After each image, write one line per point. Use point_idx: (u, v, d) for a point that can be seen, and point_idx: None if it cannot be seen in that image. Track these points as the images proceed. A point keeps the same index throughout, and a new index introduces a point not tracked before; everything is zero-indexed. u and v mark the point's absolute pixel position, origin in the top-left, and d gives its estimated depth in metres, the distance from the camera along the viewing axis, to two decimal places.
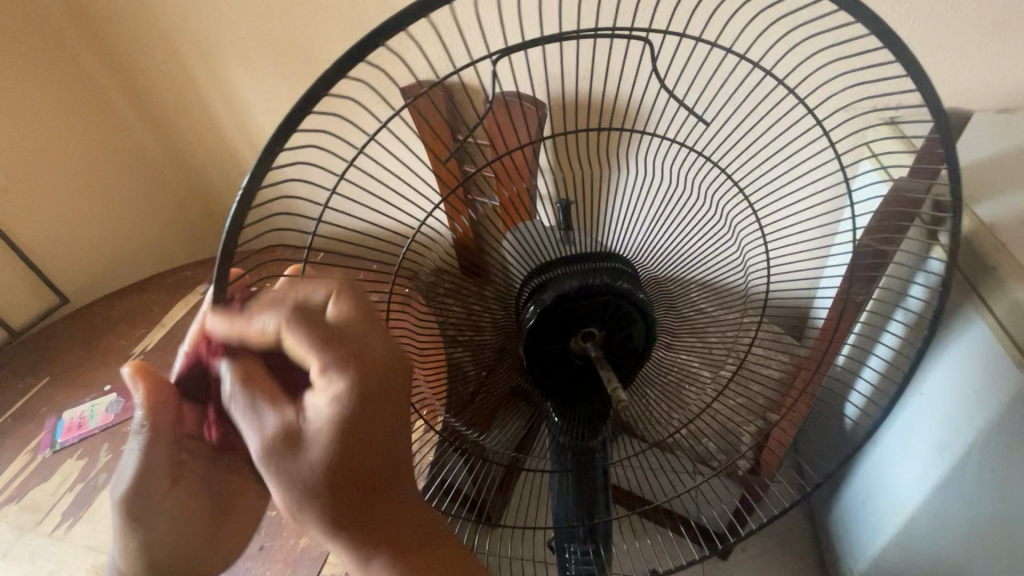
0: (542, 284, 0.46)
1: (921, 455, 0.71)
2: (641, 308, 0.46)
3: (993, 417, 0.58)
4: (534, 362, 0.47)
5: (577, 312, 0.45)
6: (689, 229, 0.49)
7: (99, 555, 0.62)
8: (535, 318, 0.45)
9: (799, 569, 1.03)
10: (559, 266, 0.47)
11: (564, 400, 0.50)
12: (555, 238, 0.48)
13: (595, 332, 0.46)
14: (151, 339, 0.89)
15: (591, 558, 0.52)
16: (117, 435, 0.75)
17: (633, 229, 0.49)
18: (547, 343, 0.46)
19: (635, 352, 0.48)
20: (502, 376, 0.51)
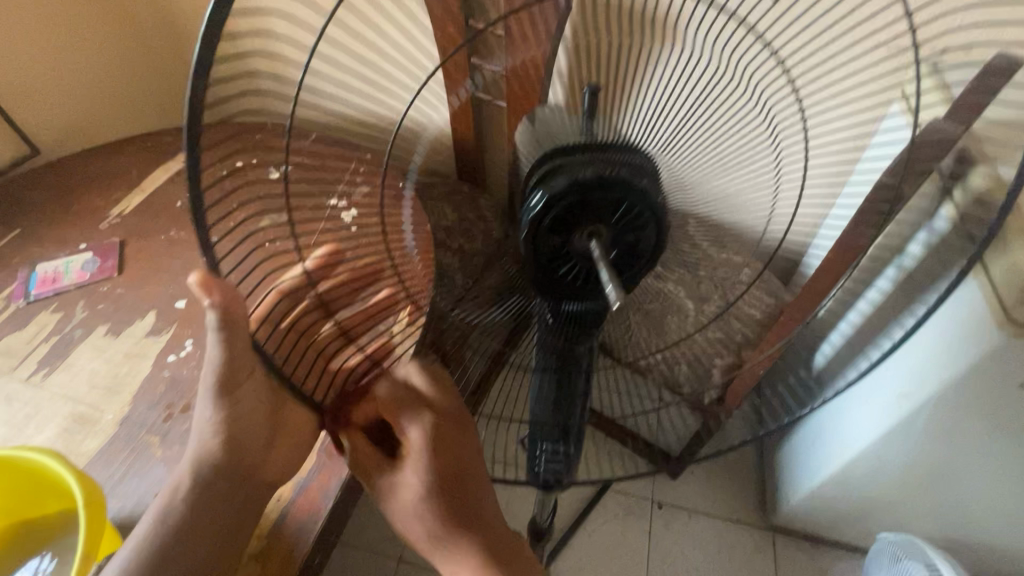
0: (551, 171, 0.38)
1: (878, 403, 0.74)
2: (655, 212, 0.39)
3: (960, 370, 0.61)
4: (532, 257, 0.41)
5: (586, 206, 0.37)
6: (724, 140, 0.42)
7: (76, 405, 0.63)
8: (539, 207, 0.37)
9: (738, 490, 1.12)
10: (574, 151, 0.38)
11: (557, 299, 0.44)
12: (573, 129, 0.39)
13: (601, 230, 0.38)
14: (130, 202, 0.85)
15: (561, 456, 0.51)
16: (93, 293, 0.73)
17: (657, 131, 0.40)
18: (548, 236, 0.39)
19: (641, 259, 0.41)
20: (490, 275, 0.45)
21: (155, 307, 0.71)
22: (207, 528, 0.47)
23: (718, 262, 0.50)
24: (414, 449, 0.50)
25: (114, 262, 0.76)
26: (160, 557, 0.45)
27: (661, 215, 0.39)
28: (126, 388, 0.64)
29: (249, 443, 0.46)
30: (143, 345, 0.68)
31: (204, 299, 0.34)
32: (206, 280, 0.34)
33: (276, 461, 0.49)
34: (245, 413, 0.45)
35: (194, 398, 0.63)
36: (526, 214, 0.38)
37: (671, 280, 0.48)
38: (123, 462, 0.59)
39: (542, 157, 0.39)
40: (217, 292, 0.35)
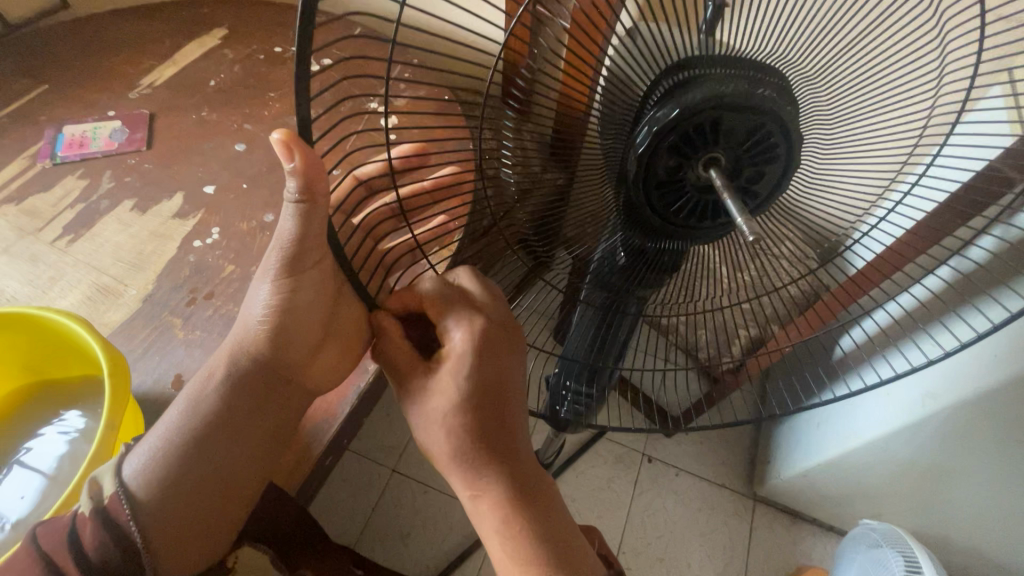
0: (686, 81, 0.34)
1: (899, 398, 0.72)
2: (789, 143, 0.36)
3: (998, 381, 0.59)
4: (639, 180, 0.37)
5: (718, 126, 0.35)
6: (868, 85, 0.35)
7: (100, 277, 0.62)
8: (669, 120, 0.34)
9: (727, 458, 1.14)
10: (711, 64, 0.34)
11: (647, 235, 0.42)
12: (691, 44, 0.34)
13: (721, 158, 0.36)
14: (162, 74, 0.80)
15: (586, 397, 0.52)
16: (121, 165, 0.71)
17: (804, 57, 0.34)
18: (665, 157, 0.36)
19: (757, 199, 0.39)
20: (536, 203, 0.41)
21: (183, 189, 0.69)
22: (250, 424, 0.47)
23: (783, 235, 0.44)
24: (454, 357, 0.46)
25: (144, 136, 0.73)
26: (192, 455, 0.45)
27: (796, 151, 0.36)
28: (151, 267, 0.63)
29: (297, 344, 0.46)
30: (170, 226, 0.66)
31: (286, 161, 0.32)
32: (290, 138, 0.32)
33: (315, 370, 0.49)
34: (298, 311, 0.44)
35: (219, 286, 0.62)
36: (650, 127, 0.35)
37: (770, 238, 0.44)
38: (144, 339, 0.59)
39: (667, 71, 0.34)
40: (305, 158, 0.32)
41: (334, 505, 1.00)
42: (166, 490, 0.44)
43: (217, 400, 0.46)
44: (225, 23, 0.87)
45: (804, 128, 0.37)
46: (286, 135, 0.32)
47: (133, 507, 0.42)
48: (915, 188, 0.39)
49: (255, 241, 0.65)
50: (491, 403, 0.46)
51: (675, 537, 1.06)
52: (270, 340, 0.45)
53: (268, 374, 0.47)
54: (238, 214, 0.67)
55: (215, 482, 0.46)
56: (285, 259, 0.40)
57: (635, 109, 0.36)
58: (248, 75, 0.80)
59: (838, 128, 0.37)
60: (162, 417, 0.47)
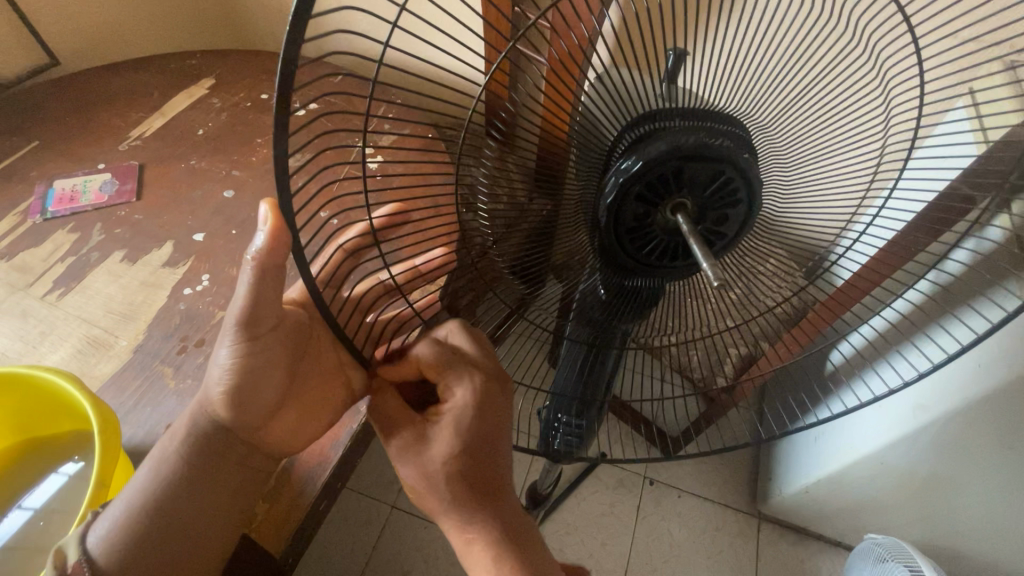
0: (648, 133, 0.36)
1: (891, 410, 0.73)
2: (751, 188, 0.37)
3: (984, 390, 0.60)
4: (610, 226, 0.39)
5: (682, 175, 0.36)
6: (821, 127, 0.37)
7: (92, 328, 0.63)
8: (633, 171, 0.35)
9: (729, 476, 1.13)
10: (672, 116, 0.35)
11: (622, 275, 0.43)
12: (654, 93, 0.36)
13: (686, 203, 0.38)
14: (151, 125, 0.82)
15: (579, 428, 0.52)
16: (111, 217, 0.72)
17: (760, 103, 0.36)
18: (633, 205, 0.37)
19: (723, 240, 0.41)
20: (515, 245, 0.43)
21: (172, 238, 0.70)
22: (214, 482, 0.47)
23: (763, 263, 0.45)
24: (454, 410, 0.47)
25: (133, 187, 0.74)
26: (159, 517, 0.45)
27: (758, 194, 0.38)
28: (142, 316, 0.64)
29: (264, 404, 0.47)
30: (159, 274, 0.67)
31: (260, 228, 0.34)
32: (274, 207, 0.34)
33: (277, 429, 0.49)
34: (256, 375, 0.45)
35: (209, 333, 0.62)
36: (616, 178, 0.36)
37: (745, 264, 0.46)
38: (135, 390, 0.59)
39: (631, 124, 0.36)
40: (279, 222, 0.34)
41: (333, 546, 0.99)
42: (129, 555, 0.43)
43: (189, 458, 0.47)
44: (212, 73, 0.89)
45: (766, 167, 0.39)
46: (269, 205, 0.34)
47: (93, 574, 0.42)
48: (883, 215, 0.41)
49: None
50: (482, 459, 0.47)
51: (682, 561, 1.05)
52: (228, 400, 0.45)
53: (231, 437, 0.48)
54: (228, 260, 0.68)
55: (182, 541, 0.46)
56: (258, 321, 0.41)
57: (603, 157, 0.37)
58: (235, 123, 0.82)
59: (796, 166, 0.39)
60: (131, 479, 0.47)
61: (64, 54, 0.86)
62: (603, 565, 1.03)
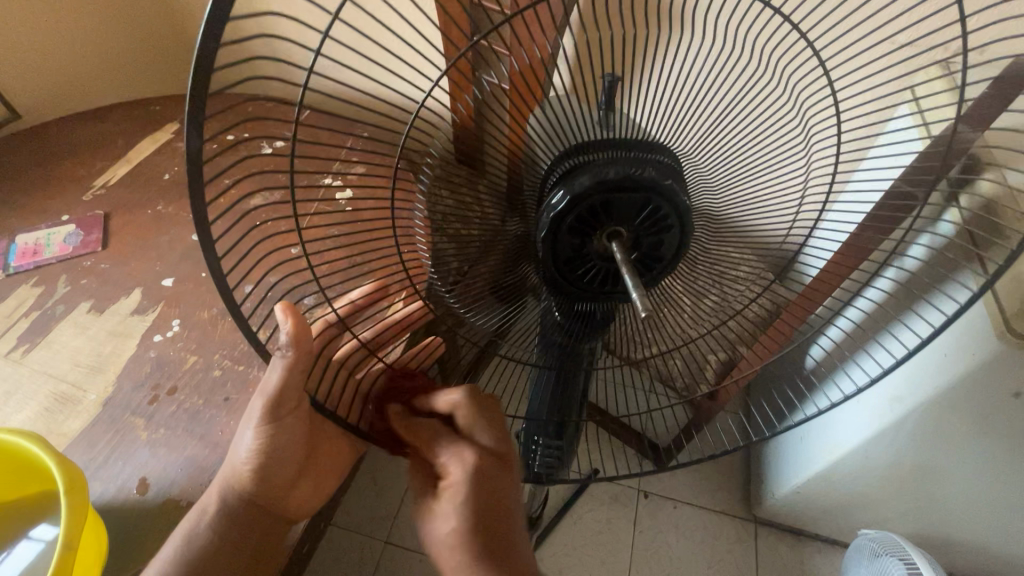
0: (576, 166, 0.38)
1: (868, 405, 0.74)
2: (681, 214, 0.38)
3: (951, 381, 0.60)
4: (550, 255, 0.40)
5: (609, 207, 0.38)
6: (752, 139, 0.39)
7: (59, 384, 0.61)
8: (562, 206, 0.37)
9: (723, 483, 1.13)
10: (599, 149, 0.38)
11: (571, 300, 0.44)
12: (591, 122, 0.38)
13: (622, 231, 0.39)
14: (115, 173, 0.81)
15: (557, 451, 0.52)
16: (77, 268, 0.71)
17: (686, 130, 0.39)
18: (569, 235, 0.39)
19: (661, 263, 0.41)
20: (481, 272, 0.43)
21: (141, 285, 0.69)
22: (235, 547, 0.48)
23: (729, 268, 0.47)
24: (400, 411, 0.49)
25: (98, 237, 0.73)
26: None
27: (688, 221, 0.39)
28: (111, 368, 0.62)
29: (280, 479, 0.49)
30: (128, 323, 0.66)
31: (282, 324, 0.39)
32: (289, 307, 0.39)
33: (296, 493, 0.51)
34: (279, 448, 0.47)
35: (181, 380, 0.61)
36: (548, 213, 0.38)
37: (695, 276, 0.47)
38: (106, 444, 0.57)
39: (562, 155, 0.38)
40: (296, 321, 0.39)
41: None
42: None
43: (213, 531, 0.47)
44: (176, 118, 0.90)
45: (705, 183, 0.42)
46: (286, 305, 0.39)
47: None
48: (827, 216, 0.43)
49: (217, 329, 0.65)
50: (493, 515, 0.45)
51: (682, 573, 1.04)
52: (254, 476, 0.47)
53: (252, 506, 0.48)
54: (199, 303, 0.68)
55: None
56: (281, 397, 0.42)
57: (540, 185, 0.39)
58: None
59: (735, 180, 0.41)
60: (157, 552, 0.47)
61: (25, 108, 0.85)
62: None
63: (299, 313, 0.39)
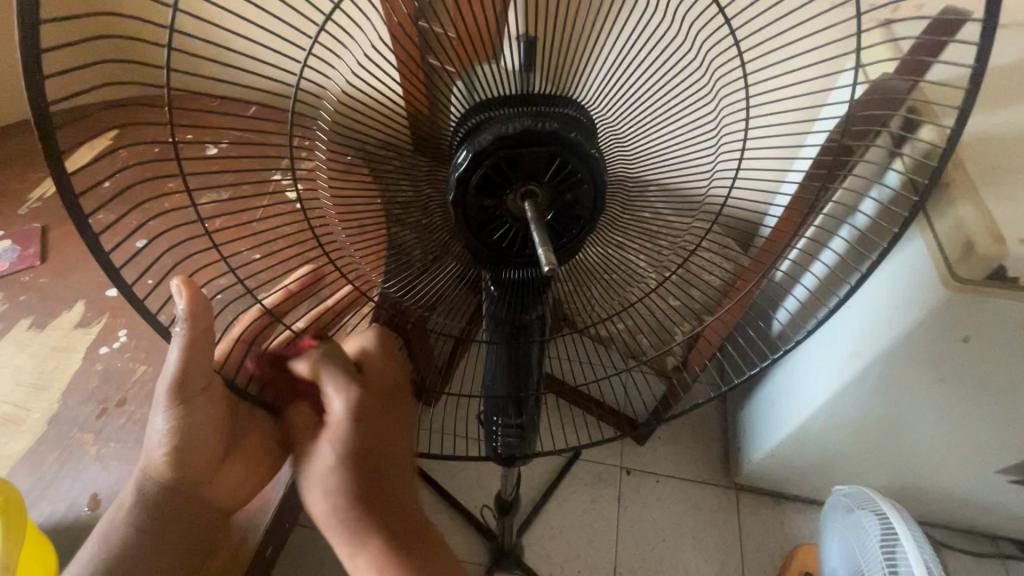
0: (478, 124, 0.39)
1: (831, 363, 0.75)
2: (589, 165, 0.39)
3: (904, 331, 0.61)
4: (461, 215, 0.41)
5: (516, 162, 0.39)
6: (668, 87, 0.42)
7: None
8: (466, 163, 0.38)
9: (702, 453, 1.14)
10: (502, 105, 0.40)
11: (497, 268, 0.46)
12: (510, 82, 0.40)
13: (535, 191, 0.40)
14: (51, 184, 0.78)
15: (516, 429, 0.51)
16: (13, 284, 0.67)
17: (602, 97, 0.42)
18: (478, 198, 0.40)
19: (580, 221, 0.42)
20: (447, 252, 0.46)
21: (84, 297, 0.66)
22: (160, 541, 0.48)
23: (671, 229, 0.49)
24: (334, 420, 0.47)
25: (36, 251, 0.70)
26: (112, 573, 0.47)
27: (600, 173, 0.39)
28: (56, 384, 0.60)
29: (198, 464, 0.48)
30: (72, 337, 0.63)
31: (180, 302, 0.38)
32: (185, 283, 0.38)
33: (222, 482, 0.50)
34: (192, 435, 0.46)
35: (131, 391, 0.59)
36: (454, 174, 0.39)
37: (622, 243, 0.49)
38: (53, 463, 0.55)
39: (469, 110, 0.40)
40: (195, 299, 0.38)
41: None
42: None
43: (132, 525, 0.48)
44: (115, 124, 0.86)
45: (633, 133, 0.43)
46: (182, 282, 0.38)
47: None
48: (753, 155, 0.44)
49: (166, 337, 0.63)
50: (372, 479, 0.48)
51: (667, 545, 1.05)
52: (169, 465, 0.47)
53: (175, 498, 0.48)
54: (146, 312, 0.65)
55: None
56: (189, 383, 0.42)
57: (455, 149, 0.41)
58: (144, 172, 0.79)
59: (660, 128, 0.44)
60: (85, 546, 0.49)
61: None
62: (592, 564, 1.02)
63: (197, 292, 0.38)
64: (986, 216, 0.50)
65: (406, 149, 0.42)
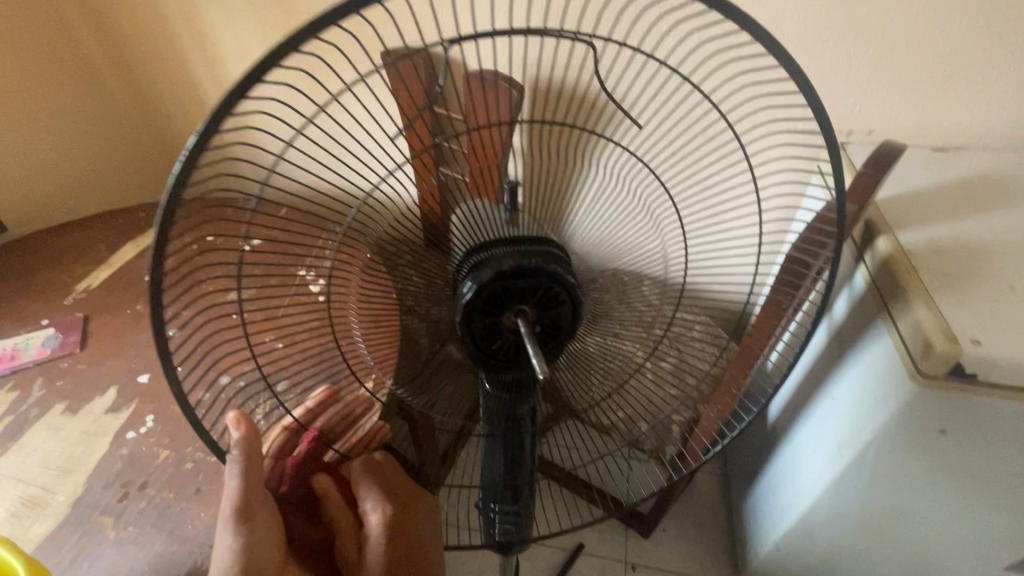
0: (476, 261, 0.47)
1: (824, 455, 0.77)
2: (570, 289, 0.46)
3: (886, 422, 0.64)
4: (466, 332, 0.47)
5: (510, 292, 0.45)
6: (628, 221, 0.51)
7: (27, 488, 0.61)
8: (469, 295, 0.45)
9: (710, 548, 1.11)
10: (493, 246, 0.47)
11: (493, 370, 0.51)
12: (500, 220, 0.48)
13: (527, 309, 0.46)
14: (97, 277, 0.86)
15: (513, 515, 0.54)
16: (52, 370, 0.73)
17: (583, 226, 0.52)
18: (480, 317, 0.46)
19: (562, 331, 0.48)
20: (448, 347, 0.51)
21: (116, 383, 0.71)
22: None
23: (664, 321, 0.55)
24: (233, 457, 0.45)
25: (77, 338, 0.76)
26: None
27: (575, 295, 0.46)
28: (82, 468, 0.63)
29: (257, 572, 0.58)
30: (102, 421, 0.67)
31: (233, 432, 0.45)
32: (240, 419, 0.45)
33: None
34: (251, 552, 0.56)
35: (153, 475, 0.62)
36: (461, 299, 0.46)
37: (619, 336, 0.55)
38: (72, 546, 0.57)
39: (471, 249, 0.47)
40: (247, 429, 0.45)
41: None
42: None
43: None
44: None
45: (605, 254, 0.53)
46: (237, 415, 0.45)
47: None
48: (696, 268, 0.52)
49: (190, 422, 0.67)
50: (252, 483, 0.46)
51: None
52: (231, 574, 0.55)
53: None
54: (174, 397, 0.70)
55: None
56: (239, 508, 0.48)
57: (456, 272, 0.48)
58: None
59: (626, 251, 0.53)
60: None
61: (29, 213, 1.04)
62: None
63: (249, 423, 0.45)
64: (941, 321, 0.55)
65: (417, 245, 0.48)
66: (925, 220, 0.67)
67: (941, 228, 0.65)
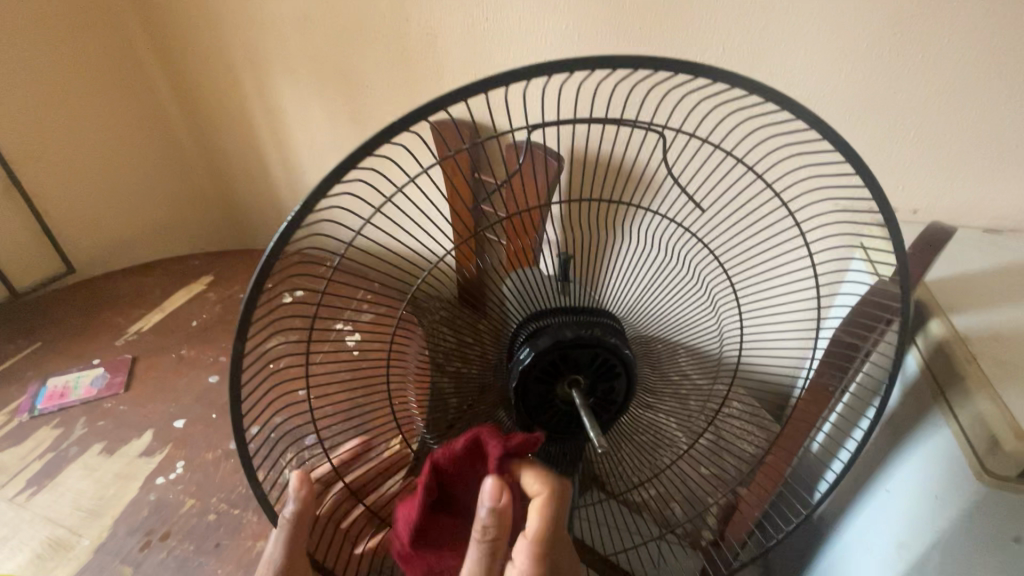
0: (536, 329, 0.46)
1: (880, 556, 0.70)
2: (626, 363, 0.45)
3: (950, 525, 0.58)
4: (520, 402, 0.46)
5: (567, 360, 0.45)
6: (677, 296, 0.50)
7: (56, 529, 0.62)
8: (527, 361, 0.44)
9: None
10: (552, 314, 0.47)
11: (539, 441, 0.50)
12: (550, 292, 0.48)
13: (580, 379, 0.46)
14: (149, 320, 0.90)
15: None
16: (96, 410, 0.75)
17: (632, 305, 0.50)
18: (536, 384, 0.45)
19: (614, 406, 0.48)
20: (481, 412, 0.50)
21: (153, 426, 0.73)
22: None
23: (703, 393, 0.54)
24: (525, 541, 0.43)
25: (123, 379, 0.79)
26: None
27: (633, 368, 0.46)
28: (110, 511, 0.63)
29: None
30: (135, 465, 0.68)
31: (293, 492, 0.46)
32: (301, 478, 0.46)
33: None
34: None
35: (176, 524, 0.62)
36: (518, 366, 0.45)
37: (657, 410, 0.53)
38: None
39: (526, 318, 0.47)
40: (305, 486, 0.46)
41: None
42: None
43: None
44: (211, 271, 1.01)
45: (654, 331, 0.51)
46: (299, 475, 0.46)
47: None
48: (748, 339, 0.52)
49: (218, 471, 0.68)
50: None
51: None
52: None
53: None
54: (206, 445, 0.71)
55: None
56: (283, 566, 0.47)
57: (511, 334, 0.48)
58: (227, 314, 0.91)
59: (675, 327, 0.52)
60: None
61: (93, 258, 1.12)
62: None
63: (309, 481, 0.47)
64: (1006, 414, 0.52)
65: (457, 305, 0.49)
66: (981, 305, 0.63)
67: (999, 314, 0.62)
